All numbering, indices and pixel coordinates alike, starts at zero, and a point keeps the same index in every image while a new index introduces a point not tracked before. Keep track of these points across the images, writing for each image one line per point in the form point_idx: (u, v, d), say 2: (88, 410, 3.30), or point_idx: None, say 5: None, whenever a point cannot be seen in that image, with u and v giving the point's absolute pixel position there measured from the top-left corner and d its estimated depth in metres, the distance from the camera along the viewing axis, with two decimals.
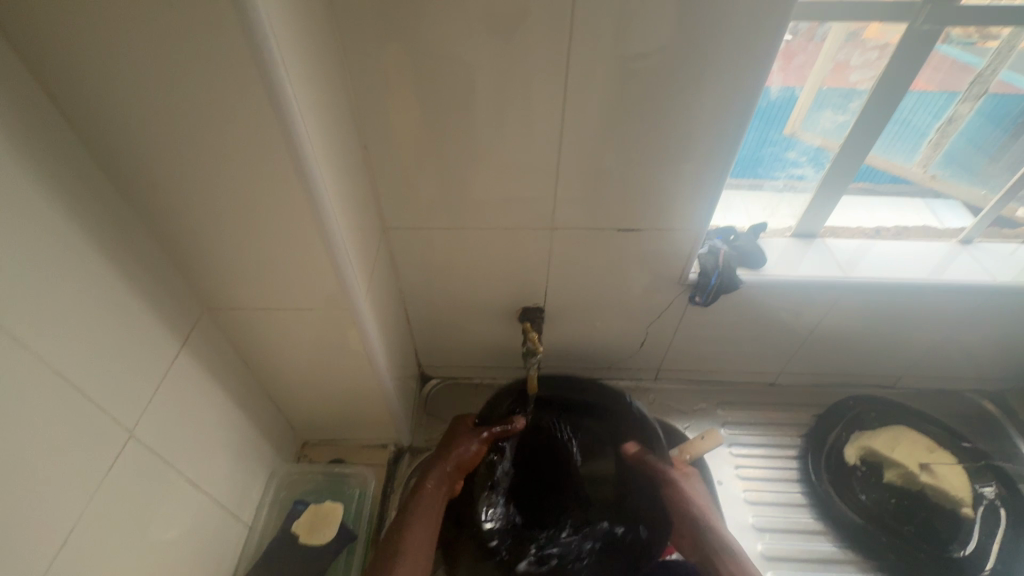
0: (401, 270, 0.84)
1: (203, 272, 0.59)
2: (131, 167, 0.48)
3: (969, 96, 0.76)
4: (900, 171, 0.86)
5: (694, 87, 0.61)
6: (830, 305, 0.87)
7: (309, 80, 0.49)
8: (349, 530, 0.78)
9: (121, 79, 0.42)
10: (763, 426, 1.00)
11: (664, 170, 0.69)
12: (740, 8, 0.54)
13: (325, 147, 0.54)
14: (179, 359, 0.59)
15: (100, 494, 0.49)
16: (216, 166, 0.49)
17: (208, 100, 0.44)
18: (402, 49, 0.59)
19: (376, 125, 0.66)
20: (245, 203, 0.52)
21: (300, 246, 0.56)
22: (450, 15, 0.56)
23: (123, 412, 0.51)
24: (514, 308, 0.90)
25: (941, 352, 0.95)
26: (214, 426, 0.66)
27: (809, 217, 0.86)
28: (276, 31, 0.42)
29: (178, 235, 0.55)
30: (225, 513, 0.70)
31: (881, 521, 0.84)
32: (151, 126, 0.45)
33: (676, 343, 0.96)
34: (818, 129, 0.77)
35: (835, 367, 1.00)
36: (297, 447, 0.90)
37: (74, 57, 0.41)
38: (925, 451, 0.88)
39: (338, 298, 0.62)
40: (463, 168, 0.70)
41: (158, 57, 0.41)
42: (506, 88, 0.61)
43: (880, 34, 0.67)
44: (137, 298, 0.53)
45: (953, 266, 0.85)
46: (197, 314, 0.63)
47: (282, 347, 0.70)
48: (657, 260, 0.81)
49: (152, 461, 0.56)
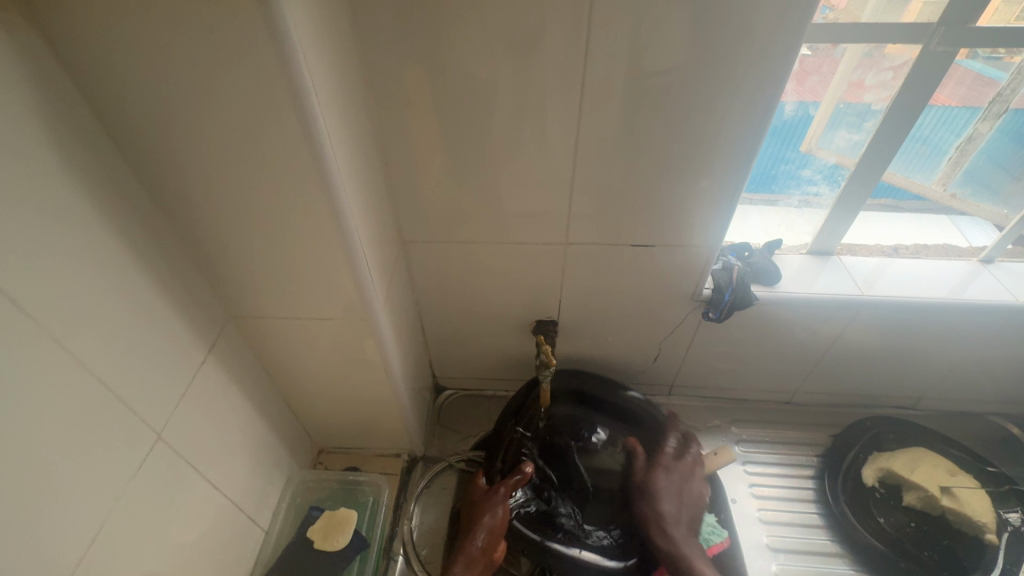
0: (418, 282, 0.86)
1: (230, 282, 0.62)
2: (167, 181, 0.51)
3: (988, 114, 0.76)
4: (921, 189, 0.85)
5: (708, 107, 0.62)
6: (847, 323, 0.86)
7: (336, 100, 0.52)
8: (363, 538, 0.80)
9: (161, 98, 0.45)
10: (779, 444, 0.99)
11: (676, 186, 0.70)
12: (754, 32, 0.56)
13: (349, 162, 0.56)
14: (205, 364, 0.62)
15: (129, 491, 0.52)
16: (246, 181, 0.51)
17: (241, 118, 0.47)
18: (424, 69, 0.61)
19: (397, 142, 0.68)
20: (274, 215, 0.54)
21: (323, 257, 0.58)
22: (471, 38, 0.58)
23: (152, 413, 0.53)
24: (528, 321, 0.91)
25: (963, 373, 0.94)
26: (235, 430, 0.68)
27: (826, 232, 0.86)
28: (308, 55, 0.45)
29: (208, 245, 0.57)
30: (243, 517, 0.72)
31: (901, 546, 0.82)
32: (188, 142, 0.48)
33: (690, 358, 0.96)
34: (833, 147, 0.77)
35: (853, 386, 0.99)
36: (313, 454, 0.92)
37: (120, 78, 0.44)
38: (945, 473, 0.86)
39: (357, 308, 0.64)
40: (479, 183, 0.72)
41: (196, 78, 0.44)
42: (522, 106, 0.64)
43: (895, 55, 0.67)
44: (168, 305, 0.55)
45: (974, 285, 0.84)
46: (223, 322, 0.65)
47: (302, 355, 0.73)
48: (670, 275, 0.82)
49: (177, 462, 0.58)
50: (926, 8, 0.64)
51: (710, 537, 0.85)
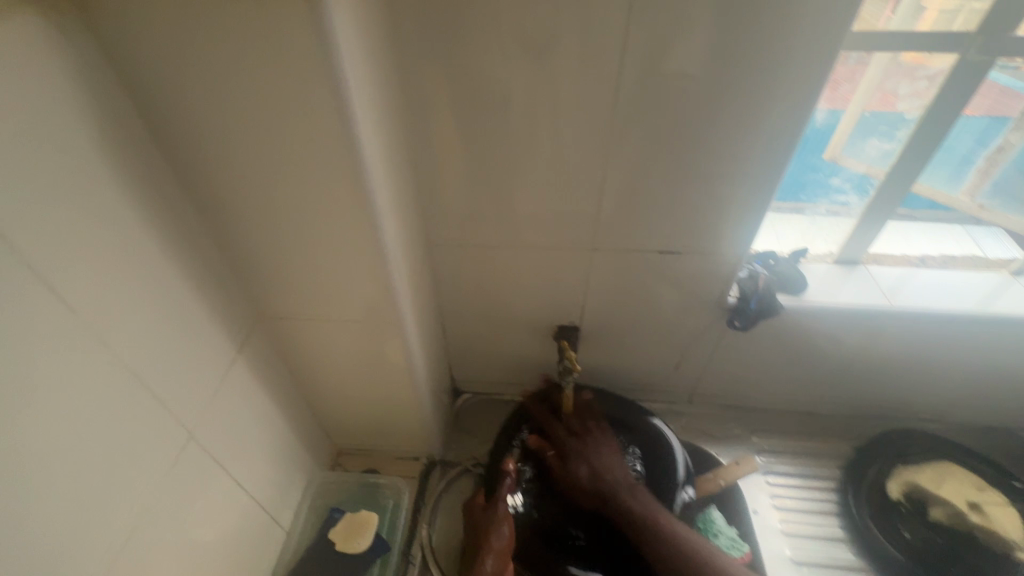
0: (442, 285, 0.86)
1: (261, 281, 0.62)
2: (205, 181, 0.52)
3: (1021, 124, 0.74)
4: (944, 199, 0.85)
5: (742, 114, 0.62)
6: (873, 334, 0.85)
7: (373, 103, 0.52)
8: (383, 541, 0.80)
9: (206, 100, 0.46)
10: (801, 455, 0.97)
11: (706, 193, 0.70)
12: (792, 39, 0.55)
13: (383, 165, 0.56)
14: (234, 364, 0.62)
15: (160, 490, 0.52)
16: (282, 182, 0.51)
17: (284, 122, 0.47)
18: (459, 70, 0.61)
19: (426, 145, 0.68)
20: (308, 217, 0.54)
21: (353, 259, 0.58)
22: (507, 43, 0.58)
23: (184, 413, 0.54)
24: (549, 326, 0.91)
25: (991, 386, 0.92)
26: (260, 430, 0.68)
27: (853, 243, 0.84)
28: (350, 59, 0.45)
29: (241, 245, 0.58)
30: (265, 517, 0.72)
31: (926, 562, 0.81)
32: (228, 143, 0.49)
33: (711, 367, 0.95)
34: (863, 156, 0.77)
35: (877, 398, 0.98)
36: (332, 455, 0.92)
37: (167, 81, 0.45)
38: (973, 489, 0.85)
39: (385, 311, 0.64)
40: (505, 187, 0.72)
41: (241, 81, 0.44)
42: (553, 110, 0.63)
43: (928, 65, 0.67)
44: (201, 305, 0.56)
45: (1005, 297, 0.83)
46: (252, 322, 0.65)
47: (327, 357, 0.73)
48: (696, 284, 0.81)
49: (206, 462, 0.58)
50: (942, 14, 0.64)
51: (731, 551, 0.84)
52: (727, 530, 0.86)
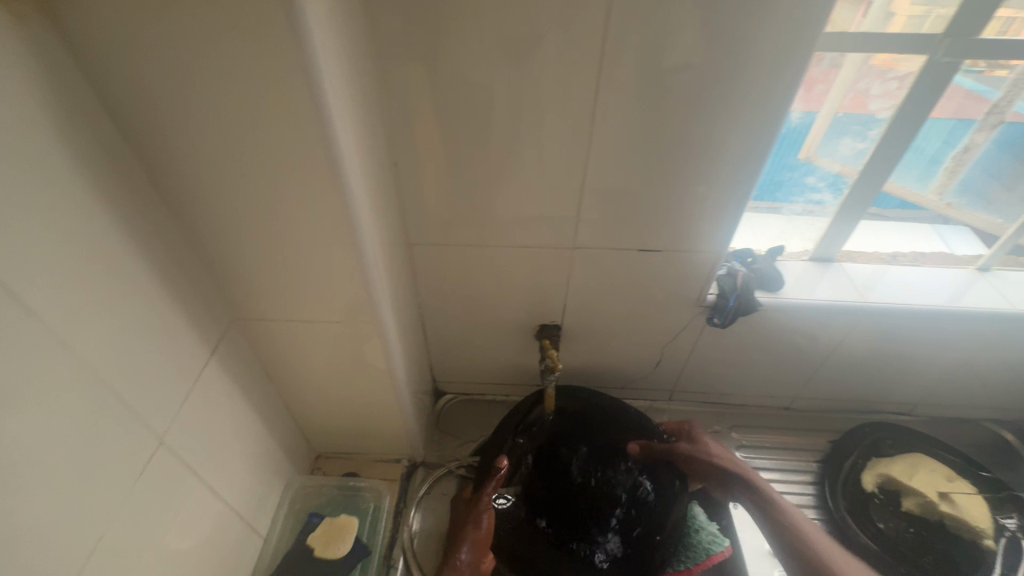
0: (422, 285, 0.85)
1: (235, 282, 0.60)
2: (175, 179, 0.50)
3: (985, 125, 0.77)
4: (916, 197, 0.86)
5: (720, 113, 0.62)
6: (847, 330, 0.87)
7: (349, 99, 0.51)
8: (363, 546, 0.79)
9: (175, 94, 0.44)
10: (779, 450, 0.99)
11: (685, 191, 0.70)
12: (769, 39, 0.56)
13: (361, 163, 0.55)
14: (208, 368, 0.60)
15: (130, 498, 0.50)
16: (256, 180, 0.50)
17: (257, 118, 0.45)
18: (437, 67, 0.60)
19: (405, 143, 0.67)
20: (283, 215, 0.53)
21: (331, 259, 0.57)
22: (486, 40, 0.58)
23: (154, 419, 0.52)
24: (532, 326, 0.90)
25: (959, 379, 0.95)
26: (236, 435, 0.67)
27: (828, 240, 0.86)
28: (324, 53, 0.44)
29: (214, 245, 0.56)
30: (242, 524, 0.70)
31: (899, 551, 0.82)
32: (197, 139, 0.47)
33: (692, 364, 0.96)
34: (837, 155, 0.78)
35: (851, 392, 1.00)
36: (312, 459, 0.90)
37: (134, 74, 0.43)
38: (944, 480, 0.88)
39: (364, 311, 0.63)
40: (486, 185, 0.71)
41: (212, 74, 0.43)
42: (534, 107, 0.63)
43: (899, 66, 0.68)
44: (172, 307, 0.54)
45: (972, 292, 0.85)
46: (226, 324, 0.64)
47: (305, 359, 0.71)
48: (677, 281, 0.82)
49: (179, 468, 0.56)
50: (910, 19, 0.65)
51: (712, 547, 0.83)
52: (708, 526, 0.84)
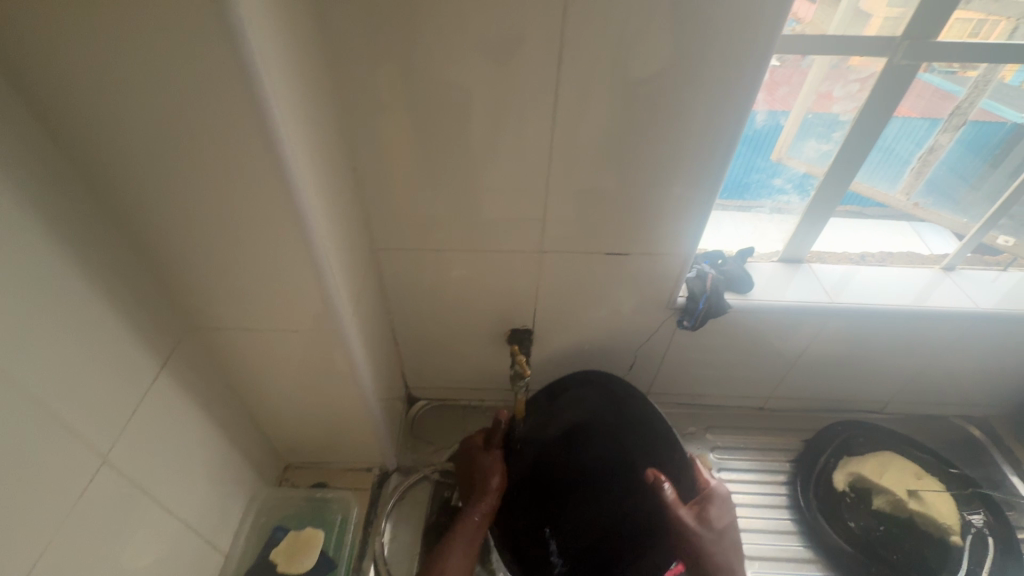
0: (390, 291, 0.84)
1: (187, 292, 0.58)
2: (116, 187, 0.48)
3: (949, 126, 0.78)
4: (885, 197, 0.87)
5: (682, 116, 0.62)
6: (817, 330, 0.87)
7: (297, 104, 0.50)
8: (329, 560, 0.77)
9: (110, 99, 0.42)
10: (753, 450, 0.99)
11: (651, 194, 0.70)
12: (727, 42, 0.56)
13: (313, 169, 0.54)
14: (159, 381, 0.58)
15: (73, 520, 0.48)
16: (202, 188, 0.48)
17: (199, 124, 0.44)
18: (394, 70, 0.59)
19: (365, 147, 0.66)
20: (233, 223, 0.51)
21: (286, 267, 0.56)
22: (442, 42, 0.57)
23: (98, 437, 0.50)
24: (503, 330, 0.90)
25: (927, 377, 0.96)
26: (193, 448, 0.65)
27: (797, 240, 0.86)
28: (265, 57, 0.43)
29: (162, 254, 0.54)
30: (201, 541, 0.68)
31: (870, 549, 0.84)
32: (137, 146, 0.45)
33: (665, 367, 0.96)
34: (803, 157, 0.78)
35: (822, 391, 1.01)
36: (279, 470, 0.88)
37: (64, 80, 0.41)
38: (913, 477, 0.88)
39: (323, 320, 0.62)
40: (450, 190, 0.70)
41: (148, 79, 0.41)
42: (495, 111, 0.62)
43: (861, 68, 0.68)
44: (117, 319, 0.52)
45: (938, 291, 0.86)
46: (180, 335, 0.62)
47: (266, 369, 0.69)
48: (646, 284, 0.81)
49: (128, 486, 0.54)
50: (888, 21, 0.65)
51: None
52: None
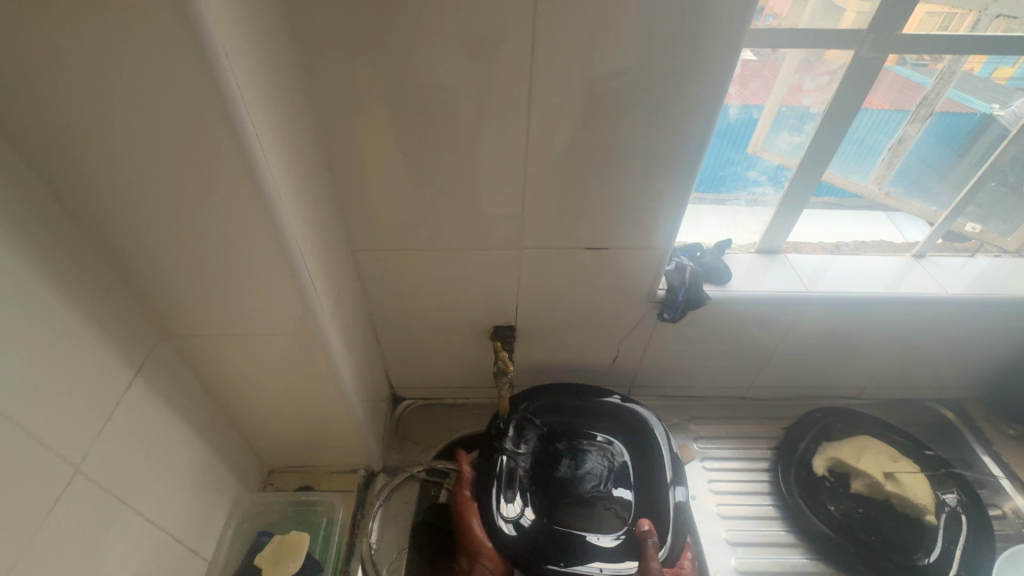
0: (371, 291, 0.83)
1: (159, 297, 0.57)
2: (81, 192, 0.47)
3: (918, 116, 0.79)
4: (858, 188, 0.88)
5: (657, 110, 0.62)
6: (795, 318, 0.89)
7: (267, 103, 0.49)
8: (315, 562, 0.77)
9: (71, 101, 0.41)
10: (735, 439, 1.01)
11: (629, 189, 0.70)
12: (699, 36, 0.56)
13: (286, 170, 0.53)
14: (133, 389, 0.57)
15: (46, 534, 0.47)
16: (170, 191, 0.47)
17: (165, 125, 0.43)
18: (368, 68, 0.59)
19: (341, 146, 0.65)
20: (204, 227, 0.50)
21: (260, 269, 0.55)
22: (415, 39, 0.56)
23: (70, 447, 0.49)
24: (486, 328, 0.90)
25: (901, 362, 0.99)
26: (172, 456, 0.64)
27: (773, 231, 0.88)
28: (232, 57, 0.42)
29: (132, 259, 0.53)
30: (183, 549, 0.67)
31: (849, 531, 0.86)
32: (101, 150, 0.44)
33: (647, 359, 0.97)
34: (777, 149, 0.79)
35: (801, 379, 1.03)
36: (263, 474, 0.87)
37: (20, 81, 0.40)
38: (889, 460, 0.92)
39: (301, 322, 0.61)
40: (428, 188, 0.70)
41: (110, 80, 0.40)
42: (470, 107, 0.62)
43: (831, 60, 0.70)
44: (86, 327, 0.51)
45: (909, 279, 0.88)
46: (154, 341, 0.60)
47: (245, 373, 0.68)
48: (626, 278, 0.82)
49: (103, 497, 0.53)
50: (860, 14, 0.67)
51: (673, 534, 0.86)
52: None
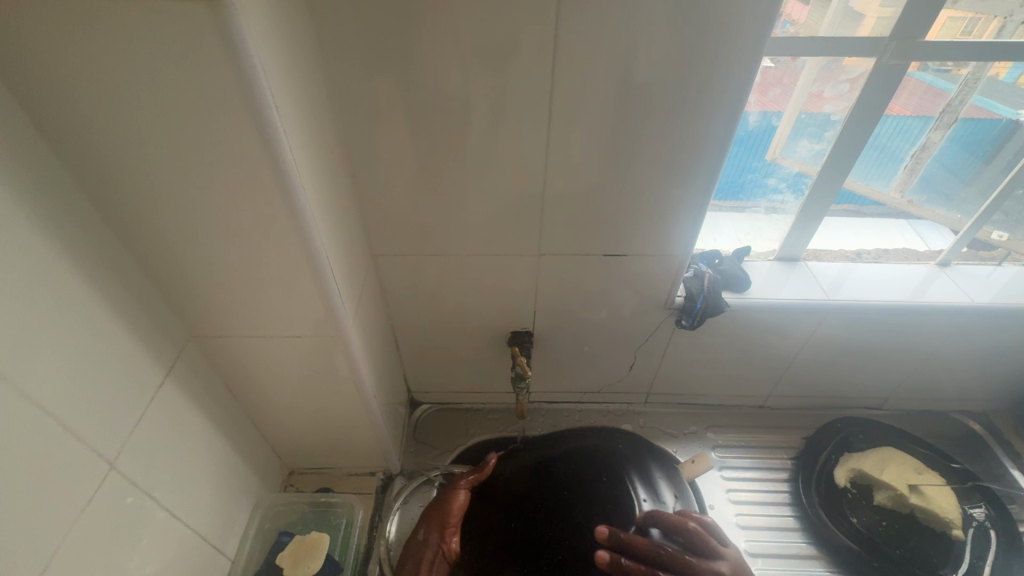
0: (391, 296, 0.84)
1: (190, 299, 0.59)
2: (119, 198, 0.49)
3: (941, 123, 0.79)
4: (880, 196, 0.87)
5: (676, 117, 0.63)
6: (815, 327, 0.88)
7: (297, 112, 0.51)
8: (335, 563, 0.77)
9: (112, 108, 0.43)
10: (755, 449, 1.00)
11: (647, 195, 0.71)
12: (718, 43, 0.57)
13: (313, 177, 0.55)
14: (164, 388, 0.59)
15: (80, 527, 0.49)
16: (203, 198, 0.49)
17: (201, 134, 0.45)
18: (391, 77, 0.60)
19: (364, 155, 0.67)
20: (234, 232, 0.52)
21: (287, 274, 0.57)
22: (437, 49, 0.58)
23: (104, 444, 0.51)
24: (503, 333, 0.90)
25: (925, 372, 0.97)
26: (198, 455, 0.65)
27: (793, 239, 0.88)
28: (266, 68, 0.44)
29: (164, 263, 0.55)
30: (207, 546, 0.69)
31: (874, 544, 0.84)
32: (139, 158, 0.46)
33: (665, 366, 0.97)
34: (796, 156, 0.79)
35: (822, 389, 1.01)
36: (284, 475, 0.89)
37: (65, 89, 0.42)
38: (913, 472, 0.89)
39: (324, 325, 0.63)
40: (448, 195, 0.71)
41: (151, 91, 0.42)
42: (490, 115, 0.63)
43: (852, 67, 0.69)
44: (123, 327, 0.53)
45: (934, 287, 0.87)
46: (183, 342, 0.62)
47: (269, 376, 0.70)
48: (644, 284, 0.82)
49: (134, 492, 0.55)
50: (880, 21, 0.66)
51: None
52: None
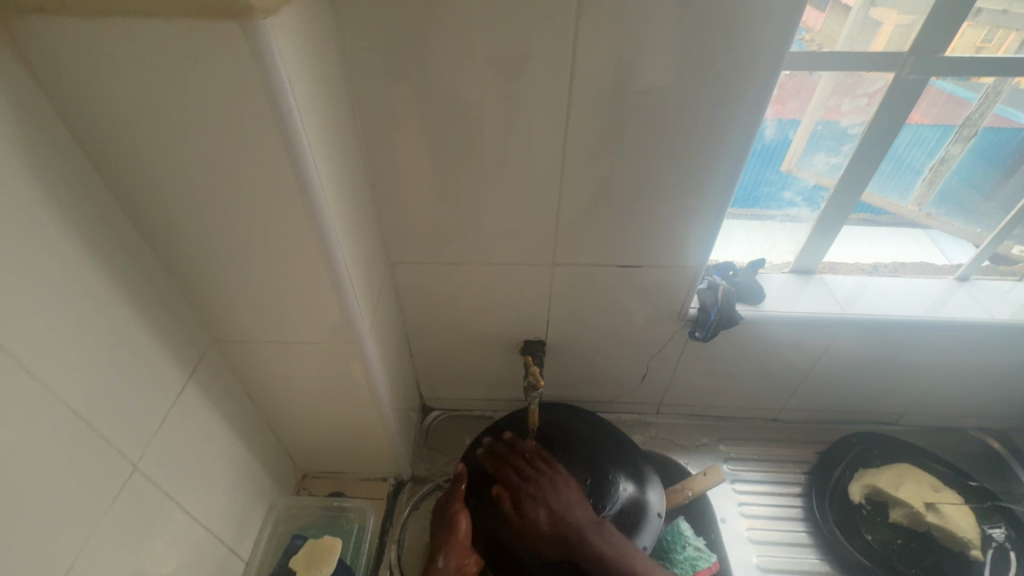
0: (406, 303, 0.85)
1: (212, 304, 0.60)
2: (149, 206, 0.51)
3: (960, 136, 0.78)
4: (898, 209, 0.87)
5: (693, 130, 0.63)
6: (830, 341, 0.87)
7: (321, 126, 0.52)
8: (347, 567, 0.78)
9: (145, 120, 0.45)
10: (767, 462, 0.99)
11: (662, 206, 0.71)
12: (736, 57, 0.57)
13: (335, 187, 0.56)
14: (186, 391, 0.60)
15: (103, 525, 0.50)
16: (228, 207, 0.51)
17: (230, 147, 0.46)
18: (412, 90, 0.61)
19: (383, 165, 0.69)
20: (256, 240, 0.54)
21: (307, 282, 0.58)
22: (458, 63, 0.59)
23: (129, 444, 0.52)
24: (516, 342, 0.91)
25: (942, 388, 0.95)
26: (216, 456, 0.67)
27: (808, 251, 0.87)
28: (294, 84, 0.45)
29: (189, 269, 0.56)
30: (223, 547, 0.70)
31: (888, 562, 0.83)
32: (168, 169, 0.48)
33: (678, 377, 0.96)
34: (813, 168, 0.79)
35: (836, 403, 1.00)
36: (297, 479, 0.90)
37: (102, 101, 0.43)
38: (930, 489, 0.87)
39: (341, 332, 0.64)
40: (464, 205, 0.72)
41: (183, 104, 0.44)
42: (508, 127, 0.64)
43: (870, 81, 0.69)
44: (149, 331, 0.54)
45: (952, 302, 0.86)
46: (205, 346, 0.64)
47: (286, 380, 0.71)
48: (658, 295, 0.82)
49: (155, 492, 0.56)
50: (899, 28, 0.66)
51: (699, 560, 0.84)
52: (694, 541, 0.86)
